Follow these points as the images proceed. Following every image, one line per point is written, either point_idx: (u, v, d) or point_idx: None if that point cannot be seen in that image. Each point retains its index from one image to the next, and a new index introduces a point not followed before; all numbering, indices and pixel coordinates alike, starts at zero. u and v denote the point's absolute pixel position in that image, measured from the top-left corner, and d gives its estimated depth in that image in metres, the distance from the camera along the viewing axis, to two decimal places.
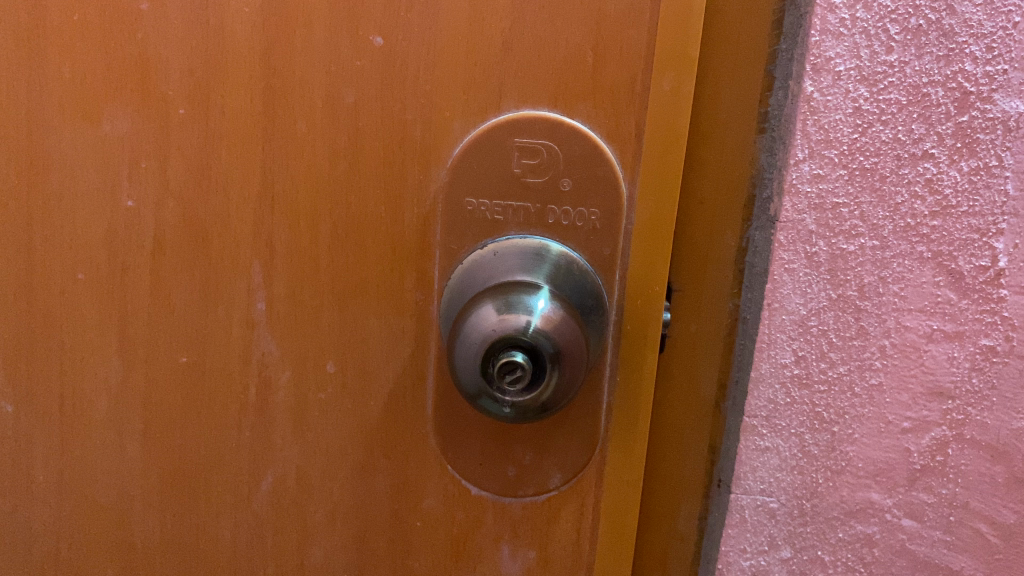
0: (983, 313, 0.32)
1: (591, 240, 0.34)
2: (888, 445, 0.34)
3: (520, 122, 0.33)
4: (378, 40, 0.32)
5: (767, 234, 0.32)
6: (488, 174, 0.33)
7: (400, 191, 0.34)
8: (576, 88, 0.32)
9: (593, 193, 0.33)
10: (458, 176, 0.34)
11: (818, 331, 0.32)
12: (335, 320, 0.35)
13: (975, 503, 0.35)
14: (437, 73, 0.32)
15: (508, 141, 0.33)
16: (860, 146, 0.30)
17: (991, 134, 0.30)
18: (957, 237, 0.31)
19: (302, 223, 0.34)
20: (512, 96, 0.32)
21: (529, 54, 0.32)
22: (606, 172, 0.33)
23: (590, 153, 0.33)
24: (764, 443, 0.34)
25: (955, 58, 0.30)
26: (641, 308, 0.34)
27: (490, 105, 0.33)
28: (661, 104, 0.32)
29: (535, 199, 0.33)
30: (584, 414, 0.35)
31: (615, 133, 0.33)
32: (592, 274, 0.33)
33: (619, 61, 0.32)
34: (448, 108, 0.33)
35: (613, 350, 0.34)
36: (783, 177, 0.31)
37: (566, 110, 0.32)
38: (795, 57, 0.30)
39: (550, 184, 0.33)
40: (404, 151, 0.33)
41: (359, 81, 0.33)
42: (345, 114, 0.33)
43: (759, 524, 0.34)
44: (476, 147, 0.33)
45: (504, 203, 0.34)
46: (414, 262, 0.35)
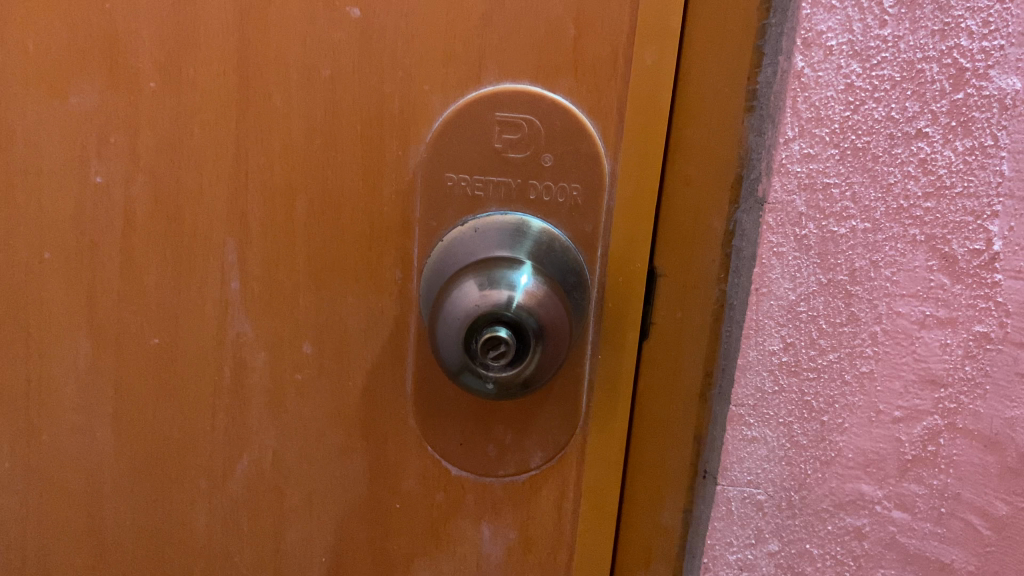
0: (977, 298, 0.31)
1: (574, 217, 0.33)
2: (879, 435, 0.33)
3: (500, 97, 0.32)
4: (356, 11, 0.31)
5: (756, 217, 0.30)
6: (468, 150, 0.33)
7: (378, 167, 0.33)
8: (558, 60, 0.32)
9: (577, 169, 0.33)
10: (437, 153, 0.33)
11: (808, 317, 0.31)
12: (311, 301, 0.34)
13: (967, 494, 0.34)
14: (416, 45, 0.31)
15: (488, 116, 0.32)
16: (852, 124, 0.29)
17: (986, 113, 0.29)
18: (951, 219, 0.30)
19: (277, 200, 0.33)
20: (493, 70, 0.32)
21: (511, 27, 0.31)
22: (589, 147, 0.33)
23: (572, 128, 0.32)
24: (751, 433, 0.33)
25: (950, 33, 0.29)
26: (624, 286, 0.34)
27: (470, 78, 0.32)
28: (644, 78, 0.31)
29: (517, 174, 0.33)
30: (567, 391, 0.35)
31: (597, 108, 0.32)
32: (574, 251, 0.33)
33: (601, 34, 0.31)
34: (428, 81, 0.32)
35: (595, 328, 0.34)
36: (771, 157, 0.30)
37: (548, 84, 0.32)
38: (785, 31, 0.29)
39: (532, 160, 0.33)
40: (383, 126, 0.32)
41: (335, 53, 0.32)
42: (321, 87, 0.32)
43: (745, 517, 0.33)
44: (456, 121, 0.32)
45: (486, 179, 0.33)
46: (392, 241, 0.33)
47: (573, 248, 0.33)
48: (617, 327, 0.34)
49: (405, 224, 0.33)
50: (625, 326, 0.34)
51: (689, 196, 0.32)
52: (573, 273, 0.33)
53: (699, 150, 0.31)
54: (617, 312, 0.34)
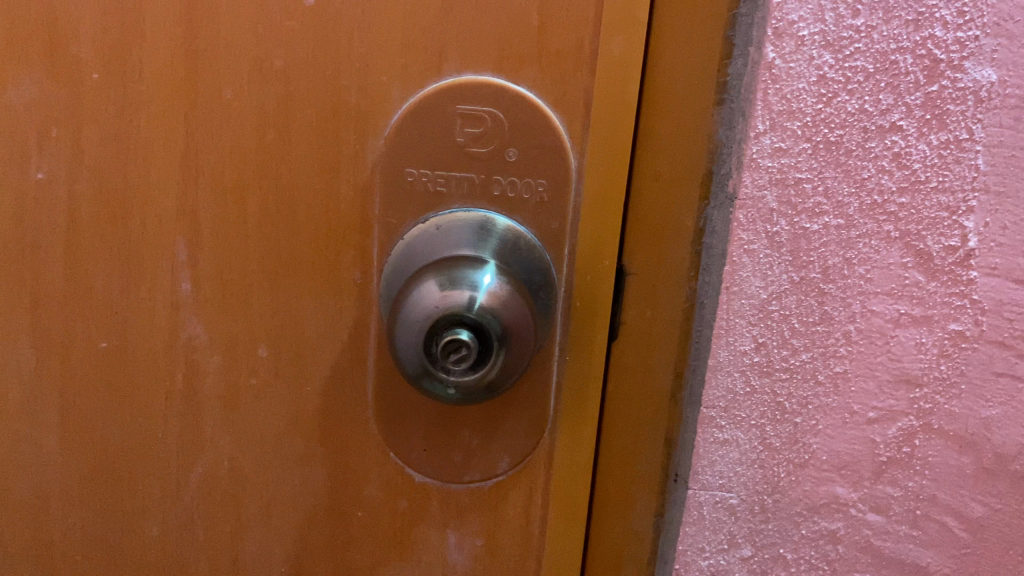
0: (952, 296, 0.31)
1: (540, 214, 0.32)
2: (853, 436, 0.32)
3: (462, 89, 0.31)
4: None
5: (726, 214, 0.29)
6: (429, 144, 0.31)
7: (334, 162, 0.31)
8: (521, 51, 0.30)
9: (543, 165, 0.32)
10: (396, 147, 0.31)
11: (780, 316, 0.30)
12: (267, 303, 0.33)
13: (943, 496, 0.33)
14: (373, 35, 0.30)
15: (449, 108, 0.31)
16: (824, 118, 0.28)
17: (961, 105, 0.29)
18: (926, 215, 0.30)
19: (230, 197, 0.32)
20: (454, 60, 0.30)
21: (473, 15, 0.30)
22: (554, 142, 0.31)
23: (537, 122, 0.31)
24: (723, 435, 0.32)
25: (924, 23, 0.28)
26: (592, 286, 0.32)
27: (430, 69, 0.31)
28: (610, 70, 0.30)
29: (480, 170, 0.31)
30: (535, 393, 0.34)
31: (562, 101, 0.31)
32: (540, 249, 0.32)
33: (566, 24, 0.30)
34: (385, 72, 0.31)
35: (563, 329, 0.33)
36: (742, 152, 0.29)
37: (511, 76, 0.31)
38: (755, 21, 0.27)
39: (496, 154, 0.31)
40: (339, 119, 0.31)
41: (289, 43, 0.30)
42: (274, 79, 0.31)
43: (717, 521, 0.32)
44: (417, 114, 0.31)
45: (448, 174, 0.32)
46: (351, 239, 0.32)
47: (540, 246, 0.32)
48: (586, 328, 0.33)
49: (364, 221, 0.32)
50: (595, 326, 0.33)
51: (659, 191, 0.31)
52: (539, 273, 0.32)
53: (670, 143, 0.30)
54: (585, 311, 0.33)
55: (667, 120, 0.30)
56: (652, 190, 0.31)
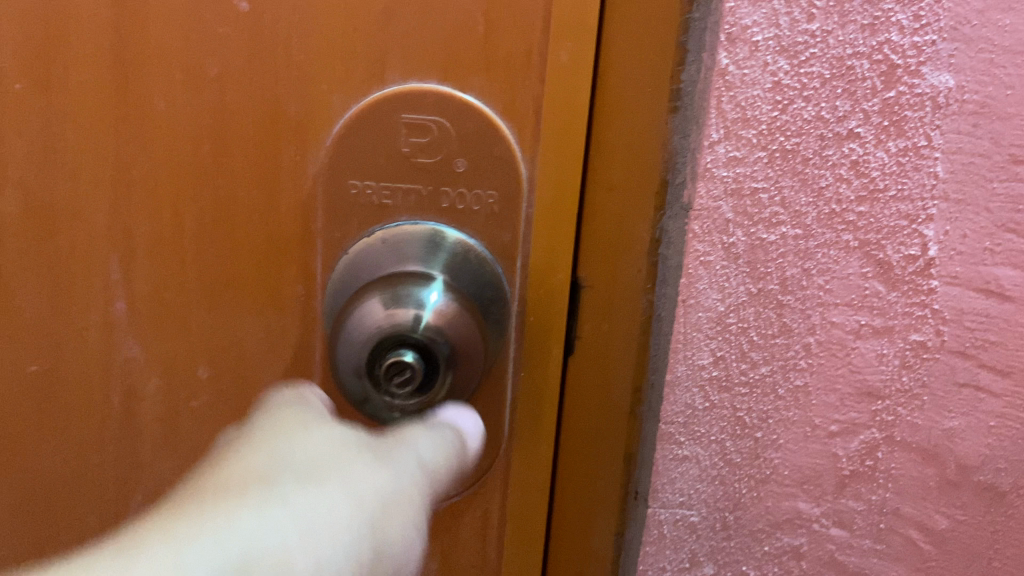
0: (912, 306, 0.30)
1: (490, 226, 0.31)
2: (815, 450, 0.31)
3: (407, 96, 0.30)
4: (245, 4, 0.29)
5: (682, 224, 0.28)
6: (373, 155, 0.30)
7: (274, 173, 0.30)
8: (468, 57, 0.29)
9: (491, 175, 0.31)
10: (339, 157, 0.30)
11: (738, 329, 0.29)
12: (206, 323, 0.32)
13: (906, 509, 0.32)
14: (313, 41, 0.29)
15: (394, 117, 0.30)
16: (780, 125, 0.27)
17: (919, 112, 0.28)
18: (885, 224, 0.29)
19: (164, 212, 0.31)
20: (398, 67, 0.30)
21: (414, 22, 0.29)
22: (504, 151, 0.31)
23: (486, 130, 0.30)
24: (682, 452, 0.31)
25: (881, 27, 0.27)
26: (545, 300, 0.32)
27: (373, 77, 0.30)
28: (560, 77, 0.29)
29: (426, 181, 0.31)
30: (489, 411, 0.33)
31: (512, 110, 0.30)
32: (490, 263, 0.31)
33: (513, 30, 0.29)
34: (325, 80, 0.29)
35: (516, 344, 0.32)
36: (695, 162, 0.28)
37: (458, 84, 0.30)
38: (708, 26, 0.26)
39: (444, 165, 0.31)
40: (277, 129, 0.30)
41: (223, 50, 0.29)
42: (207, 88, 0.29)
43: (678, 540, 0.32)
44: (359, 124, 0.30)
45: (395, 187, 0.31)
46: (295, 255, 0.31)
47: (493, 259, 0.32)
48: (539, 342, 0.32)
49: (308, 237, 0.31)
50: (550, 341, 0.32)
51: (613, 203, 0.30)
52: (489, 287, 0.31)
53: (624, 154, 0.29)
54: (539, 327, 0.32)
55: (620, 129, 0.29)
56: (604, 201, 0.30)
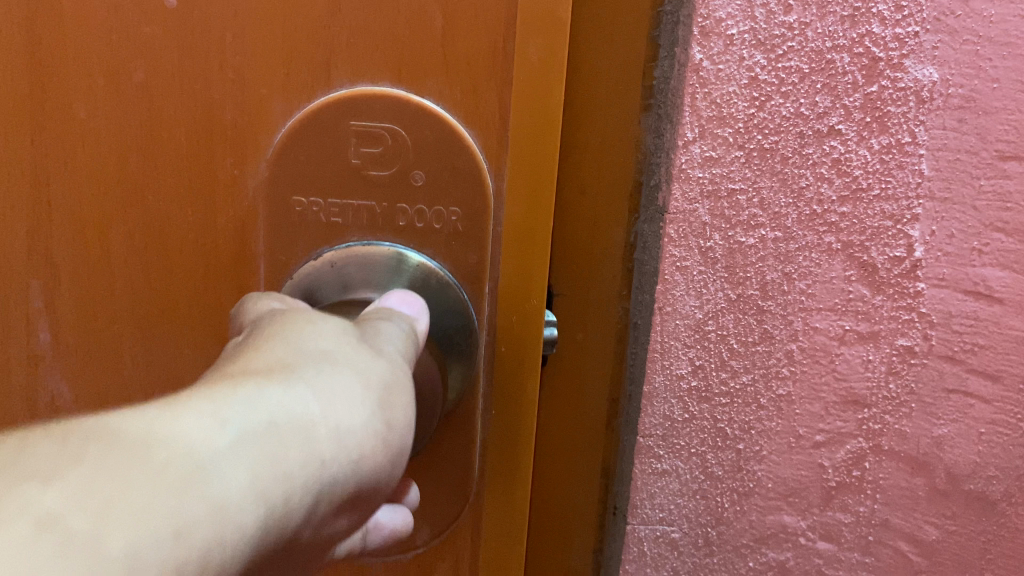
0: (899, 310, 0.29)
1: (454, 245, 0.29)
2: (800, 462, 0.30)
3: (357, 103, 0.27)
4: (171, 1, 0.26)
5: (656, 227, 0.27)
6: (319, 169, 0.28)
7: (210, 188, 0.28)
8: (423, 55, 0.27)
9: (454, 186, 0.28)
10: (280, 171, 0.28)
11: (717, 337, 0.28)
12: (139, 354, 0.30)
13: (896, 520, 0.31)
14: (249, 38, 0.27)
15: (342, 125, 0.27)
16: (757, 123, 0.26)
17: (902, 107, 0.27)
18: (869, 224, 0.27)
19: (88, 230, 0.28)
20: (344, 69, 0.27)
21: (360, 16, 0.26)
22: (466, 163, 0.28)
23: (445, 138, 0.27)
24: (662, 466, 0.29)
25: (862, 18, 0.26)
26: (518, 327, 0.29)
27: (316, 81, 0.27)
28: (533, 78, 0.26)
29: (379, 197, 0.28)
30: (455, 451, 0.30)
31: (473, 114, 0.27)
32: (453, 289, 0.29)
33: (471, 27, 0.26)
34: (264, 85, 0.27)
35: (486, 376, 0.30)
36: (670, 162, 0.26)
37: (413, 86, 0.27)
38: (680, 20, 0.25)
39: (399, 177, 0.28)
40: (214, 138, 0.28)
41: (146, 51, 0.27)
42: (133, 97, 0.27)
43: (659, 557, 0.31)
44: (309, 127, 0.27)
45: (346, 201, 0.28)
46: (233, 278, 0.29)
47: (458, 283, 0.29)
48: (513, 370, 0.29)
49: (244, 259, 0.29)
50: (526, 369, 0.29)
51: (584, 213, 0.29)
52: (454, 315, 0.29)
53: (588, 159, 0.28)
54: (512, 356, 0.29)
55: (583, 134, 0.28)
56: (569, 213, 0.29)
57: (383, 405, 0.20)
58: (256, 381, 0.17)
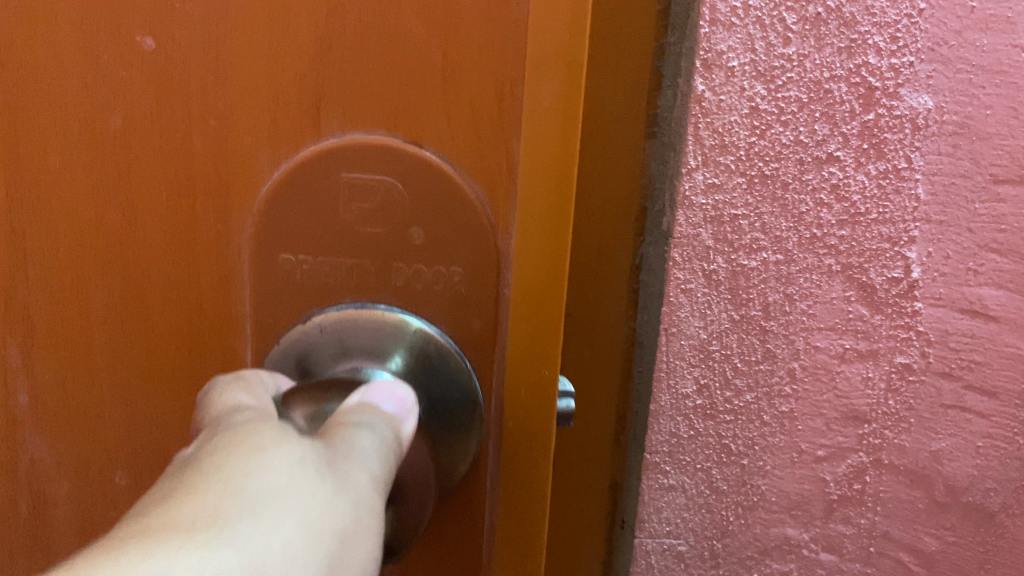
0: (897, 329, 0.29)
1: (457, 311, 0.22)
2: (802, 476, 0.31)
3: (351, 153, 0.21)
4: (150, 41, 0.20)
5: (662, 251, 0.28)
6: (304, 225, 0.22)
7: (193, 244, 0.22)
8: (428, 89, 0.20)
9: (458, 252, 0.21)
10: (262, 228, 0.22)
11: (721, 356, 0.29)
12: (123, 423, 0.24)
13: (896, 531, 0.32)
14: (224, 72, 0.20)
15: (331, 173, 0.21)
16: (759, 150, 0.27)
17: (898, 134, 0.27)
18: (868, 247, 0.28)
19: (70, 285, 0.23)
20: (334, 112, 0.20)
21: (349, 51, 0.20)
22: (474, 222, 0.21)
23: (454, 193, 0.21)
24: (668, 481, 0.30)
25: (858, 50, 0.26)
26: (530, 400, 0.22)
27: (304, 128, 0.21)
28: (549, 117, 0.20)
29: (375, 258, 0.21)
30: (453, 545, 0.24)
31: (478, 167, 0.21)
32: (455, 359, 0.22)
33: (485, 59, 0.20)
34: (246, 129, 0.21)
35: (493, 464, 0.23)
36: (675, 188, 0.27)
37: (416, 131, 0.20)
38: (683, 52, 0.26)
39: (397, 237, 0.21)
40: (195, 190, 0.22)
41: (126, 96, 0.21)
42: (108, 146, 0.21)
43: (666, 569, 0.32)
44: (291, 183, 0.21)
45: (334, 262, 0.22)
46: (224, 346, 0.23)
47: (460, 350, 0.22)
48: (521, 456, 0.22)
49: (229, 331, 0.23)
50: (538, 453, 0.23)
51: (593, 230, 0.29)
52: (456, 391, 0.22)
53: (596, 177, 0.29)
54: (522, 442, 0.22)
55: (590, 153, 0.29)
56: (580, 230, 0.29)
57: (335, 565, 0.15)
58: (181, 542, 0.12)
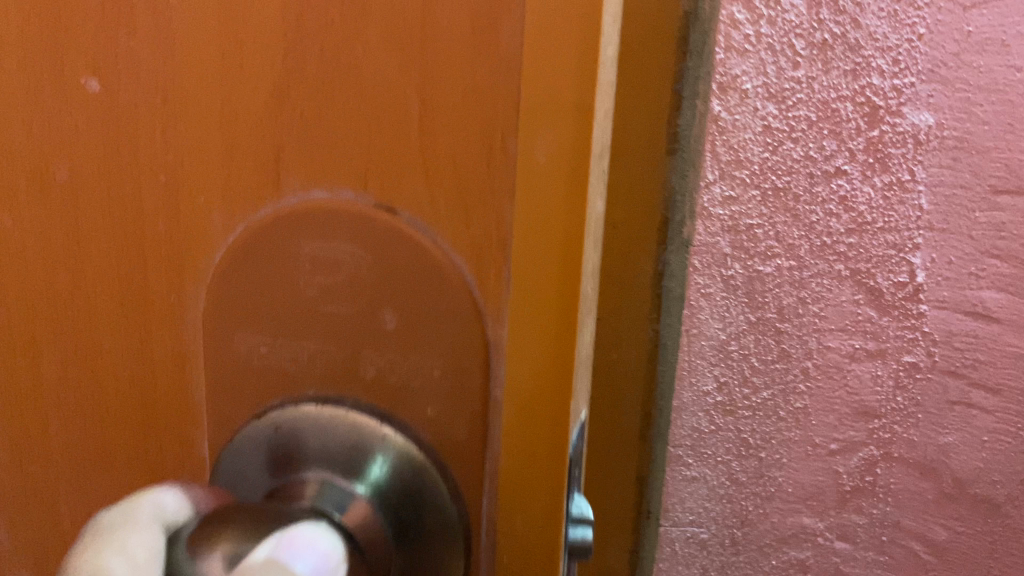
0: (904, 329, 0.32)
1: (444, 411, 0.20)
2: (817, 468, 0.33)
3: (315, 217, 0.20)
4: (95, 84, 0.21)
5: (683, 258, 0.30)
6: (270, 293, 0.21)
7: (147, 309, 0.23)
8: (397, 155, 0.19)
9: (432, 331, 0.20)
10: (224, 289, 0.21)
11: (739, 355, 0.31)
12: (66, 477, 0.25)
13: (907, 521, 0.35)
14: (182, 131, 0.20)
15: (293, 243, 0.20)
16: (772, 165, 0.29)
17: (901, 148, 0.30)
18: (875, 253, 0.31)
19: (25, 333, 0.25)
20: (296, 172, 0.20)
21: (313, 104, 0.19)
22: (455, 299, 0.19)
23: (427, 267, 0.19)
24: (691, 472, 0.32)
25: (862, 72, 0.29)
26: (537, 526, 0.19)
27: (264, 185, 0.20)
28: (553, 182, 0.17)
29: (340, 336, 0.20)
30: None
31: (463, 237, 0.19)
32: (435, 472, 0.20)
33: (459, 114, 0.18)
34: (200, 185, 0.21)
35: None
36: (694, 201, 0.29)
37: (383, 196, 0.19)
38: (700, 76, 0.28)
39: (368, 319, 0.20)
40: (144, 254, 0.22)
41: (75, 153, 0.22)
42: (58, 198, 0.23)
43: (690, 556, 0.33)
44: (252, 245, 0.21)
45: (296, 345, 0.21)
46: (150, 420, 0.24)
47: (443, 464, 0.20)
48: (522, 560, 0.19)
49: (193, 374, 0.23)
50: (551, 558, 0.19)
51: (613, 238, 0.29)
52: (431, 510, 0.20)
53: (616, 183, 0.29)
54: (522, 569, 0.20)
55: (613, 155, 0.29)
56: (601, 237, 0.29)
57: None
58: None
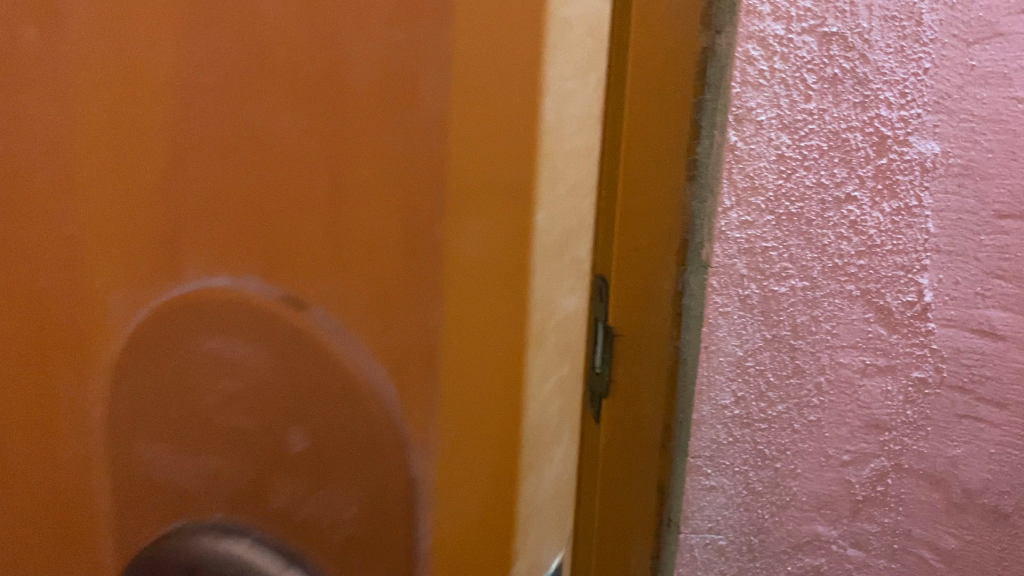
0: (913, 346, 0.34)
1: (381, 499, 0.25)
2: (830, 478, 0.35)
3: (203, 298, 0.27)
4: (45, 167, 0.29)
5: (700, 278, 0.32)
6: (201, 373, 0.28)
7: (77, 350, 0.30)
8: (308, 259, 0.25)
9: (331, 425, 0.26)
10: (148, 367, 0.29)
11: (755, 371, 0.33)
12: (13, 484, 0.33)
13: (918, 530, 0.36)
14: (94, 213, 0.28)
15: (205, 341, 0.27)
16: (785, 192, 0.31)
17: (909, 175, 0.32)
18: (884, 274, 0.32)
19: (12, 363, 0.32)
20: (195, 260, 0.27)
21: (219, 188, 0.26)
22: (388, 399, 0.25)
23: (341, 367, 0.25)
24: (709, 482, 0.34)
25: (871, 104, 0.31)
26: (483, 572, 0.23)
27: (172, 268, 0.27)
28: (468, 273, 0.22)
29: (268, 417, 0.27)
30: None
31: (384, 339, 0.24)
32: None
33: (370, 213, 0.23)
34: (131, 267, 0.28)
35: None
36: (712, 225, 0.31)
37: (301, 288, 0.25)
38: (718, 108, 0.30)
39: (270, 434, 0.27)
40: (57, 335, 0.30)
41: (68, 203, 0.29)
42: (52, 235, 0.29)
43: (708, 562, 0.35)
44: (152, 324, 0.28)
45: (242, 413, 0.27)
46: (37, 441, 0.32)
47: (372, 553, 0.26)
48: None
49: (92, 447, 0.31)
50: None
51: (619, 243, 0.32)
52: None
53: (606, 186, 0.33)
54: None
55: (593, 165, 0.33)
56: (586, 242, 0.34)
57: None
58: None
